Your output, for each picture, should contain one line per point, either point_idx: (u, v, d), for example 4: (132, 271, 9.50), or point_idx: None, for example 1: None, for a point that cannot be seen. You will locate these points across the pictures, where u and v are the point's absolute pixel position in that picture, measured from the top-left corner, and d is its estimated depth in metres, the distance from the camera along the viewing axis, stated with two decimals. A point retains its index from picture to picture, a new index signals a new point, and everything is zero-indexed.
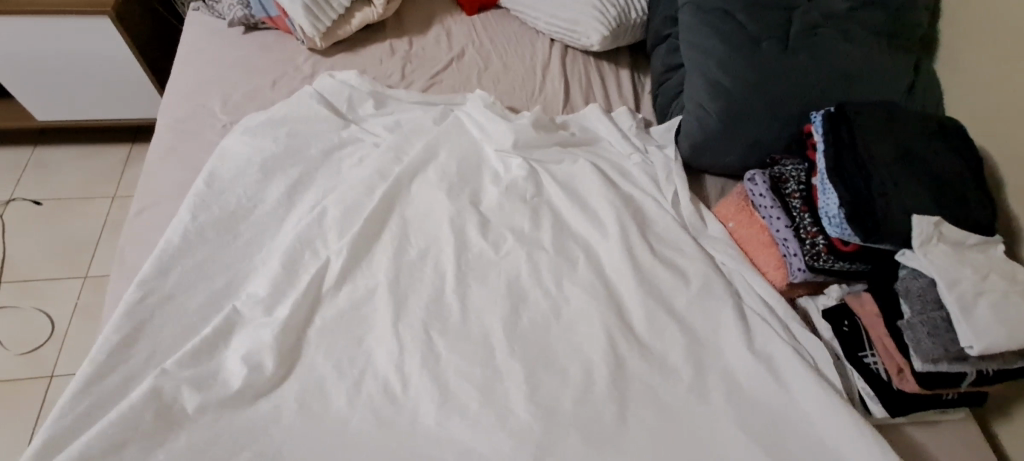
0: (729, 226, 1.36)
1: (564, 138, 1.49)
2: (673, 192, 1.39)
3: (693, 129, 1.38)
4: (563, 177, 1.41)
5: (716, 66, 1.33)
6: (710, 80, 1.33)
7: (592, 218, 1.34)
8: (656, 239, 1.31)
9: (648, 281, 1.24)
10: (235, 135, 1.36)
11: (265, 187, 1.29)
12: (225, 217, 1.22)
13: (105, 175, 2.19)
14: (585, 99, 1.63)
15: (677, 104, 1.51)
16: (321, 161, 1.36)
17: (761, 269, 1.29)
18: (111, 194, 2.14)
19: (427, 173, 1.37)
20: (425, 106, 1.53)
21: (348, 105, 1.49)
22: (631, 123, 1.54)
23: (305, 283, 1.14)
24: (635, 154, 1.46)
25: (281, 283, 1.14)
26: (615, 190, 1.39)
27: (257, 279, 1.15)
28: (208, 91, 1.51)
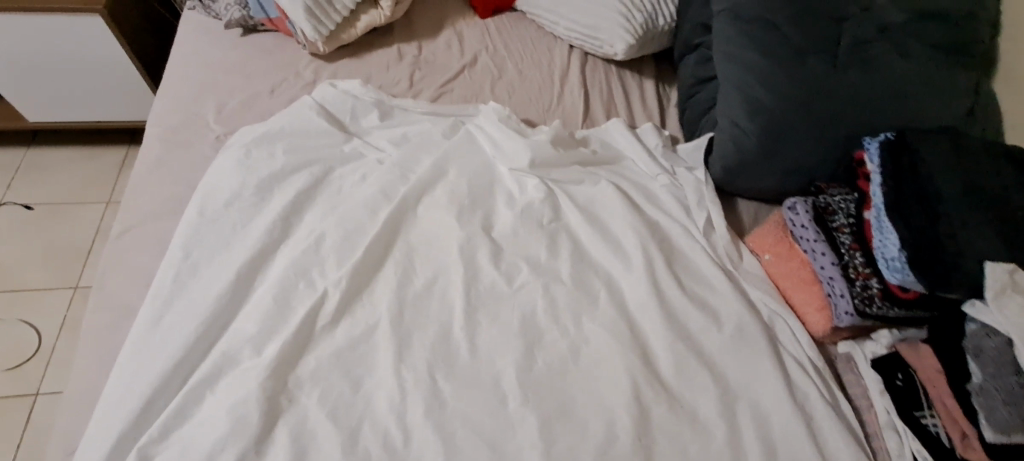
0: (765, 259, 1.24)
1: (585, 157, 1.37)
2: (703, 220, 1.27)
3: (727, 151, 1.25)
4: (583, 201, 1.29)
5: (755, 82, 1.20)
6: (748, 98, 1.21)
7: (614, 247, 1.22)
8: (684, 272, 1.20)
9: (676, 321, 1.13)
10: (230, 152, 1.25)
11: (259, 211, 1.17)
12: (216, 246, 1.11)
13: (99, 179, 2.10)
14: (607, 112, 1.51)
15: (708, 120, 1.38)
16: (321, 180, 1.25)
17: (800, 309, 1.17)
18: (105, 199, 2.04)
19: (435, 194, 1.26)
20: (433, 119, 1.41)
21: (350, 117, 1.38)
22: (658, 141, 1.42)
23: (299, 319, 1.03)
24: (662, 176, 1.34)
25: (272, 319, 1.03)
26: (640, 216, 1.27)
27: (245, 314, 1.04)
28: (202, 98, 1.40)
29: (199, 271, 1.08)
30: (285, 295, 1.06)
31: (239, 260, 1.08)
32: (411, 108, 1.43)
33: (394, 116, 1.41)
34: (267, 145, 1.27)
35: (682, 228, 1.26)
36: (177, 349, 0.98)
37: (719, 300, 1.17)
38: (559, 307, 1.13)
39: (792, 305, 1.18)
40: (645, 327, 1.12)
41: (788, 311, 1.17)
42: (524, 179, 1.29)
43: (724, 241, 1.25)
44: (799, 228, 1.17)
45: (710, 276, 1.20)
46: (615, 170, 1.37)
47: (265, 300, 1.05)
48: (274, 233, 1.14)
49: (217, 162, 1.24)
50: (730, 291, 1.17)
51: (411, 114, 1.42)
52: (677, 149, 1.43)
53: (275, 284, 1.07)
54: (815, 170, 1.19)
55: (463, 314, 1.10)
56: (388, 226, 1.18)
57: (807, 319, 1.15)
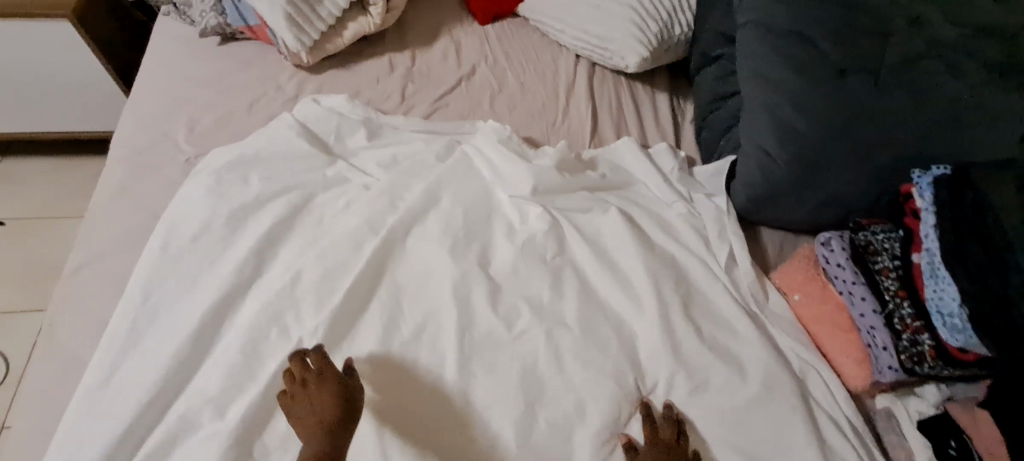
0: (794, 299, 1.11)
1: (593, 181, 1.24)
2: (724, 254, 1.14)
3: (753, 179, 1.12)
4: (590, 231, 1.16)
5: (784, 103, 1.08)
6: (777, 121, 1.09)
7: (626, 286, 1.10)
8: (703, 316, 1.08)
9: (694, 373, 1.01)
10: (198, 179, 1.12)
11: (229, 247, 1.05)
12: (179, 289, 0.99)
13: (74, 192, 1.98)
14: (616, 130, 1.38)
15: (729, 141, 1.25)
16: (299, 209, 1.12)
17: (835, 359, 1.04)
18: (80, 213, 1.93)
19: (427, 223, 1.13)
20: (426, 138, 1.29)
21: (335, 137, 1.25)
22: (673, 162, 1.29)
23: (269, 377, 0.91)
24: (678, 203, 1.21)
25: (239, 376, 0.91)
26: (654, 249, 1.14)
27: (208, 369, 0.92)
28: (173, 115, 1.28)
29: (159, 319, 0.96)
30: (255, 347, 0.94)
31: (203, 306, 0.96)
32: (402, 126, 1.31)
33: (383, 134, 1.28)
34: (241, 171, 1.14)
35: (700, 264, 1.13)
36: (128, 413, 0.86)
37: (743, 348, 1.05)
38: (563, 355, 1.01)
39: (824, 352, 1.06)
40: (660, 380, 1.00)
41: (821, 359, 1.04)
42: (527, 207, 1.17)
43: (747, 278, 1.13)
44: (834, 268, 1.03)
45: (733, 319, 1.08)
46: (625, 195, 1.24)
47: (231, 355, 0.92)
48: (245, 273, 1.01)
49: (184, 191, 1.11)
50: (755, 337, 1.05)
51: (401, 133, 1.29)
52: (694, 171, 1.29)
53: (244, 334, 0.94)
54: (851, 201, 1.07)
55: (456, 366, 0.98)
56: (374, 262, 1.06)
57: (843, 371, 1.03)
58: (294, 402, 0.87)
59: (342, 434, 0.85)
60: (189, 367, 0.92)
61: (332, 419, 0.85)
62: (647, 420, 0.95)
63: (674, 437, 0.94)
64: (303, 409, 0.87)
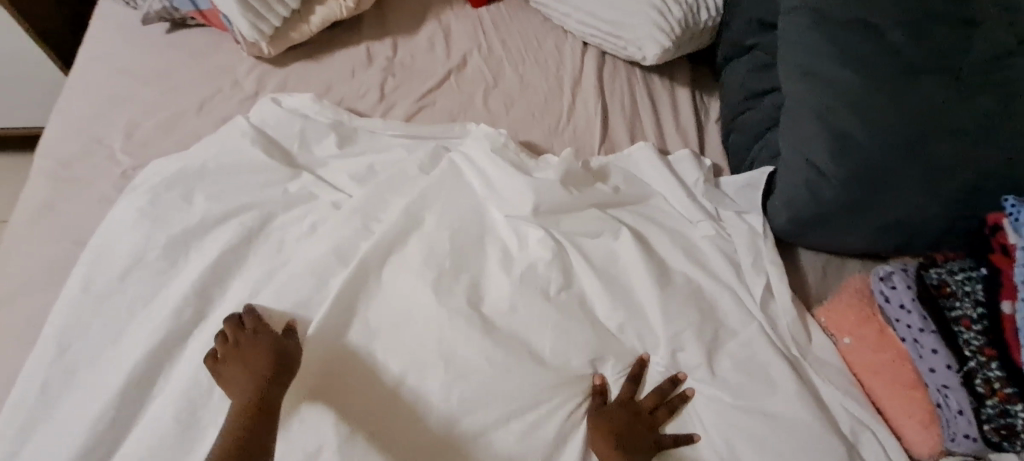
0: (843, 342, 0.93)
1: (603, 195, 1.05)
2: (759, 287, 0.96)
3: (798, 198, 0.93)
4: (599, 258, 0.98)
5: (838, 110, 0.90)
6: (829, 132, 0.90)
7: (640, 326, 0.94)
8: (731, 362, 0.92)
9: (715, 432, 0.88)
10: (128, 199, 0.95)
11: (167, 284, 0.90)
12: (107, 337, 0.85)
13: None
14: (630, 132, 1.18)
15: (766, 146, 1.06)
16: (252, 234, 0.95)
17: (893, 419, 0.87)
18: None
19: (406, 250, 0.95)
20: (407, 145, 1.09)
21: (298, 143, 1.06)
22: (698, 172, 1.09)
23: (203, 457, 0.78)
24: (706, 222, 1.02)
25: (166, 450, 0.78)
26: (674, 281, 0.97)
27: (135, 438, 0.79)
28: (110, 119, 1.09)
29: (86, 375, 0.83)
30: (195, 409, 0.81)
31: (134, 359, 0.83)
32: (379, 131, 1.11)
33: (356, 140, 1.09)
34: (180, 188, 0.97)
35: (731, 298, 0.96)
36: None
37: (781, 403, 0.88)
38: (566, 416, 0.87)
39: (879, 409, 0.88)
40: (678, 440, 0.86)
41: (878, 417, 0.87)
42: (524, 231, 0.99)
43: (786, 315, 0.95)
44: (897, 309, 0.86)
45: (769, 367, 0.91)
46: (642, 212, 1.05)
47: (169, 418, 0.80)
48: (184, 317, 0.87)
49: (112, 214, 0.94)
50: (797, 389, 0.89)
51: (378, 138, 1.10)
52: (722, 181, 1.10)
53: (182, 392, 0.81)
54: (917, 226, 0.89)
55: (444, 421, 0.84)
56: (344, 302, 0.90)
57: (904, 434, 0.85)
58: (228, 362, 0.82)
59: (274, 387, 0.81)
60: (120, 431, 0.80)
61: (265, 371, 0.81)
62: (632, 374, 0.90)
63: (655, 401, 0.89)
64: (235, 367, 0.82)
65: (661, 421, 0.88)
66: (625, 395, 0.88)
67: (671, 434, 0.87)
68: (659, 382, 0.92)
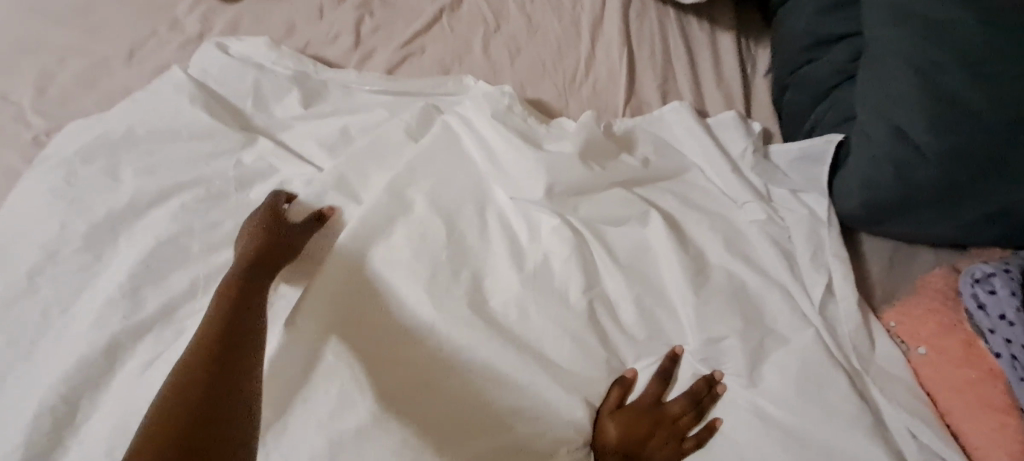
0: (916, 352, 0.78)
1: (628, 168, 0.87)
2: (817, 285, 0.80)
3: (885, 180, 0.77)
4: (622, 248, 0.82)
5: (946, 78, 0.75)
6: (932, 104, 0.75)
7: (666, 331, 0.80)
8: (777, 375, 0.77)
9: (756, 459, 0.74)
10: (39, 174, 0.78)
11: (91, 284, 0.72)
12: (17, 352, 0.69)
13: None
14: (661, 88, 0.97)
15: (832, 109, 0.86)
16: (192, 219, 0.76)
17: (975, 450, 0.72)
18: None
19: (391, 238, 0.78)
20: (388, 104, 0.89)
21: (252, 101, 0.86)
22: (746, 139, 0.89)
23: None
24: (754, 204, 0.84)
25: None
26: (711, 277, 0.81)
27: None
28: (21, 70, 0.89)
29: None
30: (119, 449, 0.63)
31: (49, 382, 0.66)
32: (354, 86, 0.90)
33: (325, 97, 0.88)
34: (102, 156, 0.79)
35: (781, 299, 0.79)
36: None
37: (840, 429, 0.73)
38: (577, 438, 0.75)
39: (956, 437, 0.73)
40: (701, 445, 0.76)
41: (954, 445, 0.72)
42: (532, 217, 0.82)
43: (848, 320, 0.79)
44: (994, 319, 0.73)
45: (827, 383, 0.75)
46: (674, 189, 0.87)
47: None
48: (111, 326, 0.69)
49: (18, 192, 0.77)
50: (857, 412, 0.74)
51: (352, 95, 0.89)
52: (772, 150, 0.90)
53: (106, 425, 0.64)
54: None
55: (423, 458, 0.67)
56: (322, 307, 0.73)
57: None
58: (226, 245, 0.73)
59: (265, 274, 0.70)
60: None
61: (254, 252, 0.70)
62: (665, 369, 0.77)
63: (683, 408, 0.76)
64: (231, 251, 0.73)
65: (685, 428, 0.76)
66: (651, 395, 0.77)
67: (696, 438, 0.76)
68: (689, 380, 0.79)
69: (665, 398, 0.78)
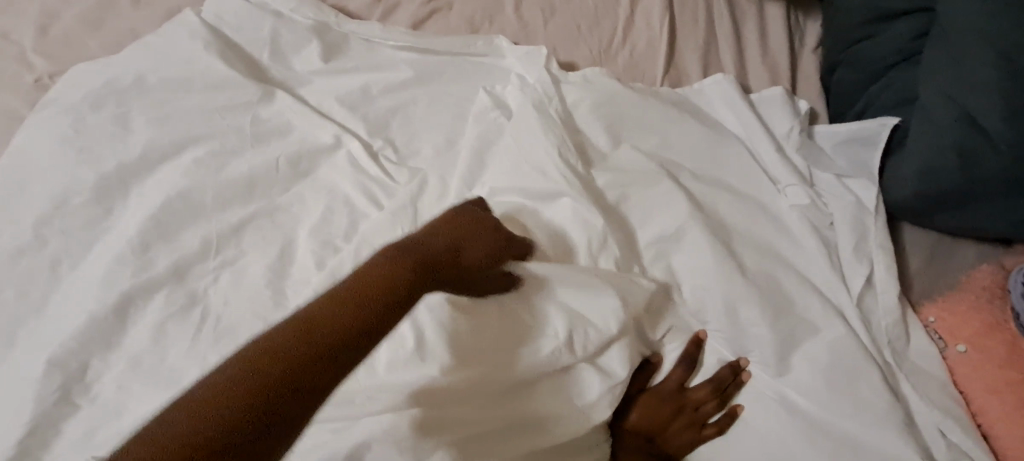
0: (954, 350, 0.75)
1: (665, 143, 0.82)
2: (858, 277, 0.76)
3: (944, 168, 0.73)
4: (652, 228, 0.77)
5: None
6: (1005, 90, 0.69)
7: (697, 316, 0.76)
8: (812, 368, 0.73)
9: (774, 447, 0.72)
10: (45, 120, 0.73)
11: (100, 240, 0.68)
12: (29, 305, 0.66)
13: None
14: (702, 58, 0.91)
15: (888, 89, 0.82)
16: (203, 176, 0.71)
17: (1007, 453, 0.70)
18: None
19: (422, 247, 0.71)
20: (417, 66, 0.83)
21: (270, 55, 0.81)
22: (791, 118, 0.84)
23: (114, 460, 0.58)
24: (796, 187, 0.80)
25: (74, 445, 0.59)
26: (747, 262, 0.76)
27: (44, 438, 0.60)
28: (25, 7, 0.84)
29: None
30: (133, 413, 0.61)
31: (55, 338, 0.63)
32: (377, 42, 0.84)
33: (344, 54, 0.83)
34: (113, 106, 0.74)
35: (818, 287, 0.76)
36: None
37: (870, 426, 0.70)
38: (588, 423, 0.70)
39: (988, 439, 0.71)
40: (721, 430, 0.73)
41: (983, 446, 0.70)
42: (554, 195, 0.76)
43: (885, 313, 0.75)
44: None
45: (858, 377, 0.71)
46: (713, 165, 0.81)
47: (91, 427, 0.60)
48: (121, 283, 0.65)
49: (22, 136, 0.72)
50: (888, 410, 0.70)
51: (375, 52, 0.83)
52: (818, 131, 0.86)
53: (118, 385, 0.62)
54: None
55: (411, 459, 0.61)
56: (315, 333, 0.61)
57: None
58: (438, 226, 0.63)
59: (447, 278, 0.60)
60: (38, 446, 0.59)
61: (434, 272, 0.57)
62: (688, 354, 0.75)
63: (706, 395, 0.73)
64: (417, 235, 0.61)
65: (707, 416, 0.73)
66: (674, 380, 0.74)
67: (716, 423, 0.73)
68: (714, 367, 0.76)
69: (690, 383, 0.76)
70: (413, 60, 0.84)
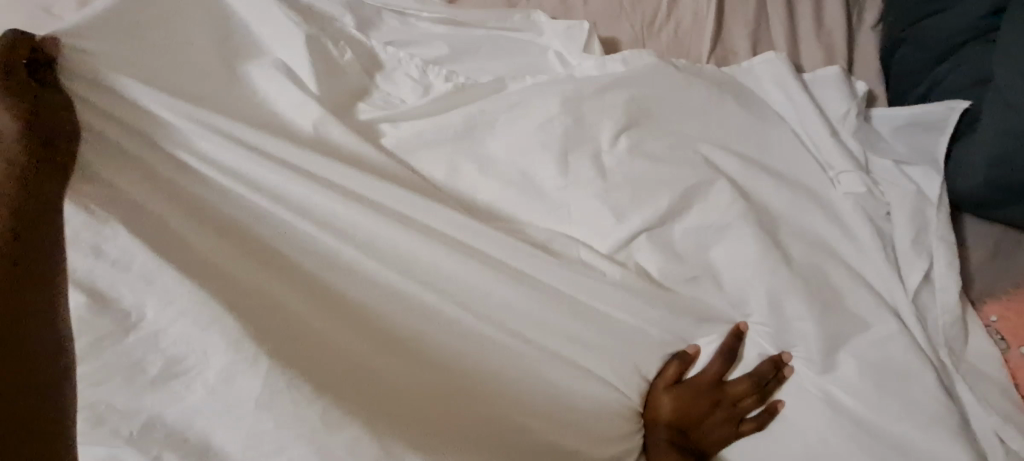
0: (1017, 352, 0.70)
1: (707, 127, 0.77)
2: (915, 271, 0.71)
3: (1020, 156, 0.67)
4: (690, 218, 0.73)
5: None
6: None
7: (738, 307, 0.72)
8: (860, 365, 0.69)
9: (818, 446, 0.68)
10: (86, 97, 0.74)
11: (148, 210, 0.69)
12: None
13: None
14: (753, 35, 0.85)
15: (957, 70, 0.76)
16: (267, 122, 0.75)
17: None
18: None
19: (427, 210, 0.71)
20: (413, 119, 0.77)
21: (288, 50, 0.78)
22: (848, 100, 0.78)
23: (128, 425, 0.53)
24: (851, 175, 0.75)
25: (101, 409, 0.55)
26: (793, 253, 0.72)
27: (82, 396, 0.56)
28: None
29: None
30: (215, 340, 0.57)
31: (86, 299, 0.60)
32: (403, 58, 0.80)
33: (356, 88, 0.79)
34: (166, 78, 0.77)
35: (869, 280, 0.71)
36: None
37: (922, 429, 0.66)
38: (619, 414, 0.69)
39: None
40: (758, 427, 0.71)
41: None
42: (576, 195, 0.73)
43: (943, 311, 0.71)
44: None
45: (908, 377, 0.67)
46: (759, 149, 0.77)
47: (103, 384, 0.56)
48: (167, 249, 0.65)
49: None
50: (941, 413, 0.66)
51: (396, 87, 0.80)
52: (875, 115, 0.80)
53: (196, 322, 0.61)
54: None
55: (477, 402, 0.64)
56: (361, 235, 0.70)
57: None
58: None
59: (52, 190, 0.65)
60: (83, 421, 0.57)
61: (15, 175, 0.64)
62: (727, 347, 0.71)
63: (746, 391, 0.70)
64: None
65: (745, 412, 0.70)
66: (712, 374, 0.71)
67: (754, 419, 0.70)
68: (754, 362, 0.72)
69: (727, 377, 0.73)
70: (410, 111, 0.77)
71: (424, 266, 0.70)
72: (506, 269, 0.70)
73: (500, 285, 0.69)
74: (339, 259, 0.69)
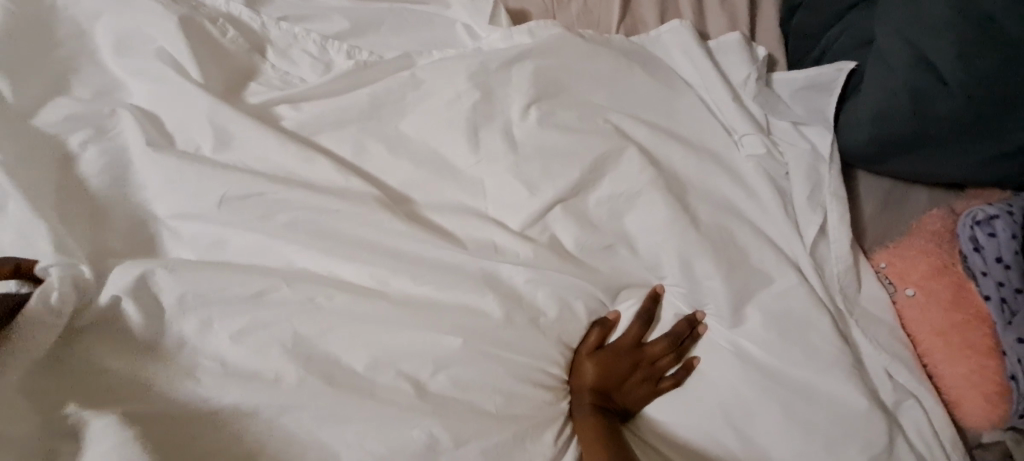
0: (903, 294, 0.76)
1: (614, 96, 0.78)
2: (811, 225, 0.76)
3: (898, 112, 0.72)
4: (603, 187, 0.74)
5: (998, 10, 0.66)
6: (962, 31, 0.68)
7: (650, 272, 0.75)
8: (763, 318, 0.73)
9: (730, 397, 0.72)
10: None
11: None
12: None
13: None
14: (660, 2, 0.85)
15: (845, 33, 0.80)
16: (132, 138, 0.68)
17: (949, 390, 0.72)
18: None
19: (327, 200, 0.68)
20: (313, 99, 0.74)
21: (160, 33, 0.71)
22: (749, 65, 0.81)
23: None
24: (752, 138, 0.78)
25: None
26: (699, 215, 0.74)
27: None
28: None
29: None
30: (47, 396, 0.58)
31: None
32: (298, 34, 0.77)
33: (244, 69, 0.75)
34: (13, 59, 0.68)
35: (767, 237, 0.75)
36: None
37: (819, 371, 0.71)
38: (542, 384, 0.70)
39: (932, 378, 0.73)
40: (676, 384, 0.73)
41: (926, 384, 0.72)
42: (487, 171, 0.73)
43: (837, 260, 0.75)
44: (990, 261, 0.72)
45: (808, 325, 0.72)
46: (664, 117, 0.78)
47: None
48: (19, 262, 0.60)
49: None
50: (837, 355, 0.71)
51: (294, 66, 0.77)
52: (776, 78, 0.83)
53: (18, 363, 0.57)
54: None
55: (392, 383, 0.64)
56: (270, 245, 0.67)
57: (959, 408, 0.72)
58: None
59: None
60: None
61: None
62: (644, 310, 0.73)
63: (663, 351, 0.72)
64: None
65: (662, 371, 0.73)
66: (631, 337, 0.73)
67: (672, 377, 0.73)
68: (671, 323, 0.75)
69: (647, 339, 0.75)
70: (310, 92, 0.74)
71: (338, 277, 0.67)
72: (418, 254, 0.68)
73: (411, 273, 0.67)
74: (251, 266, 0.66)
